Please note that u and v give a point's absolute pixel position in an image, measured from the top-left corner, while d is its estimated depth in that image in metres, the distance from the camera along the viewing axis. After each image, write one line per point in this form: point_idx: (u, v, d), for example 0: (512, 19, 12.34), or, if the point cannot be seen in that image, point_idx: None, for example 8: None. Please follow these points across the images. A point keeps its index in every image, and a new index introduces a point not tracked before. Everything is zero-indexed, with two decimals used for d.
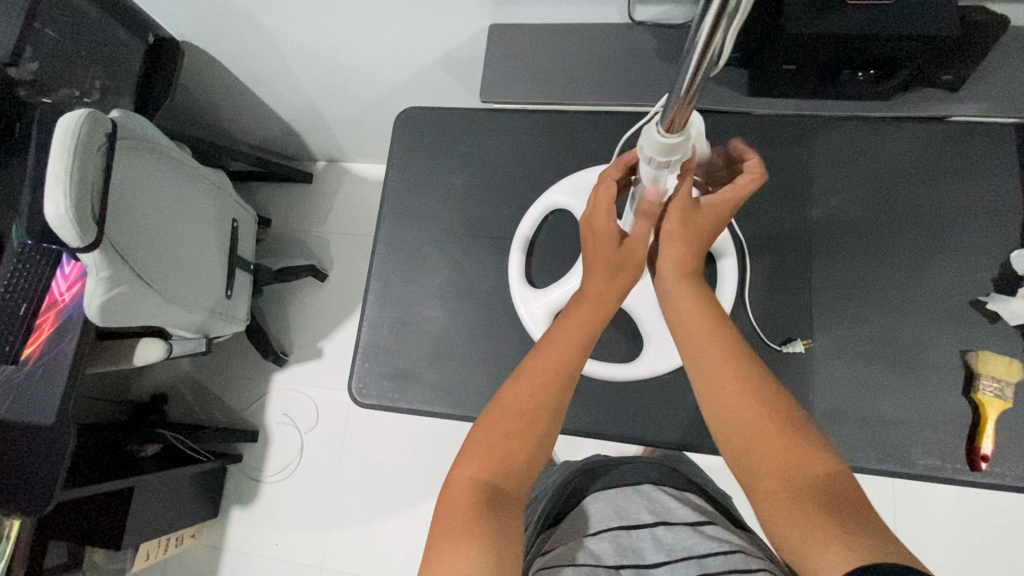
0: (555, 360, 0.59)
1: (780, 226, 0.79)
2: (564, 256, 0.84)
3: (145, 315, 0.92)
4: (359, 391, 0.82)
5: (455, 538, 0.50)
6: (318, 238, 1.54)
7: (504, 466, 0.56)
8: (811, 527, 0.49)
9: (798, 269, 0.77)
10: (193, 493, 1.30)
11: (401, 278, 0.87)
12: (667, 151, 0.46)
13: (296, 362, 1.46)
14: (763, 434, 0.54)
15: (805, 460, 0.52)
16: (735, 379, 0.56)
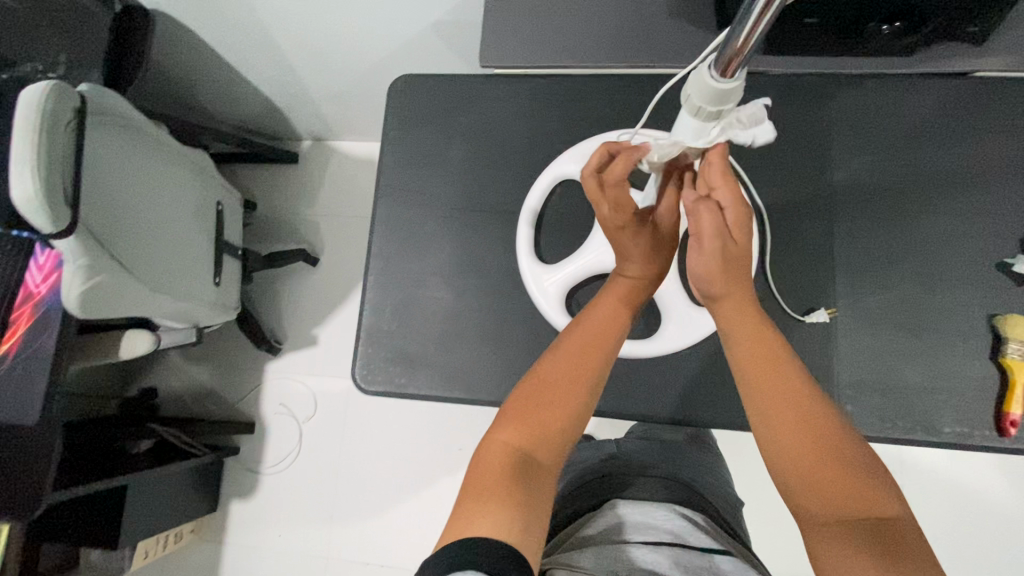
0: (600, 332, 0.59)
1: (800, 192, 0.76)
2: (575, 230, 0.80)
3: (132, 306, 0.87)
4: (364, 377, 0.78)
5: (487, 498, 0.51)
6: (307, 220, 1.48)
7: (539, 435, 0.55)
8: (853, 555, 0.47)
9: (819, 236, 0.74)
10: (190, 489, 1.26)
11: (402, 258, 0.82)
12: (715, 98, 0.41)
13: (291, 350, 1.41)
14: (804, 453, 0.50)
15: (868, 500, 0.48)
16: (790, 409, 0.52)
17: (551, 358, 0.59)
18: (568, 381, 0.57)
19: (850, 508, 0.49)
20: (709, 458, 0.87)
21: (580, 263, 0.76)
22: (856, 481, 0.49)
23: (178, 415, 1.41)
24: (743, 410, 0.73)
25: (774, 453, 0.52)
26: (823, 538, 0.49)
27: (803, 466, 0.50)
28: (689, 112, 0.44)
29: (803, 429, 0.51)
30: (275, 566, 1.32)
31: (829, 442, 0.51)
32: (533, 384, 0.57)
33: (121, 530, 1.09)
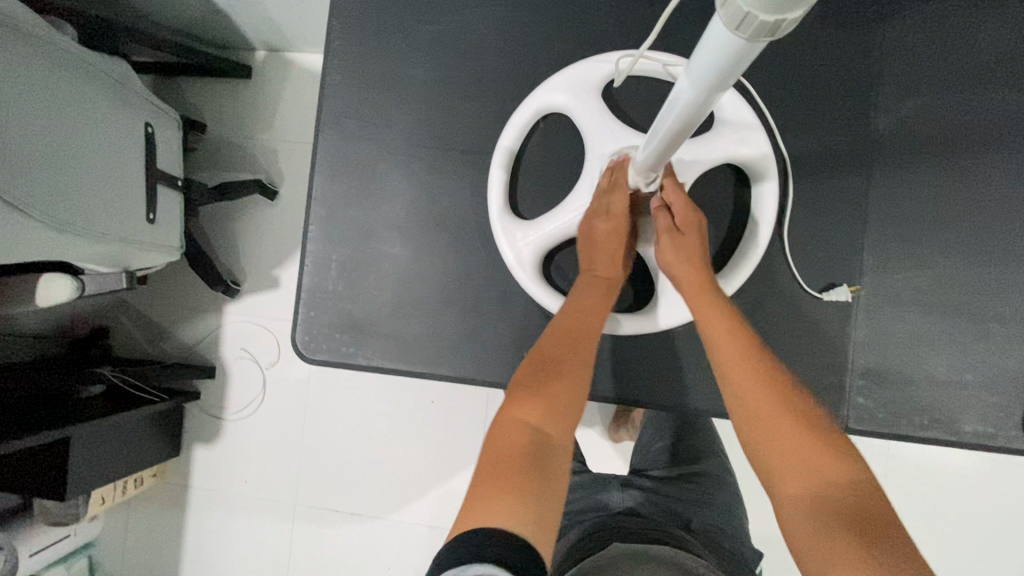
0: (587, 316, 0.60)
1: (838, 143, 0.64)
2: (557, 179, 0.68)
3: (36, 251, 0.75)
4: (307, 345, 0.68)
5: (503, 487, 0.47)
6: (263, 146, 1.30)
7: (551, 414, 0.53)
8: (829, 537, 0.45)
9: (851, 198, 0.64)
10: (151, 436, 1.21)
11: (353, 205, 0.70)
12: (773, 5, 0.25)
13: (250, 292, 1.30)
14: (780, 429, 0.50)
15: (833, 468, 0.48)
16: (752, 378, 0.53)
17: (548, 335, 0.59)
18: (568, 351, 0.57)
19: (816, 477, 0.48)
20: (721, 491, 0.81)
21: (560, 222, 0.65)
22: (834, 465, 0.48)
23: (133, 356, 1.32)
24: None
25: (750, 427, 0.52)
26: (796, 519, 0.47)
27: (780, 447, 0.50)
28: (732, 20, 0.28)
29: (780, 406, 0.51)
30: (242, 510, 1.29)
31: (811, 429, 0.50)
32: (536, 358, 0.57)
33: (69, 483, 1.03)
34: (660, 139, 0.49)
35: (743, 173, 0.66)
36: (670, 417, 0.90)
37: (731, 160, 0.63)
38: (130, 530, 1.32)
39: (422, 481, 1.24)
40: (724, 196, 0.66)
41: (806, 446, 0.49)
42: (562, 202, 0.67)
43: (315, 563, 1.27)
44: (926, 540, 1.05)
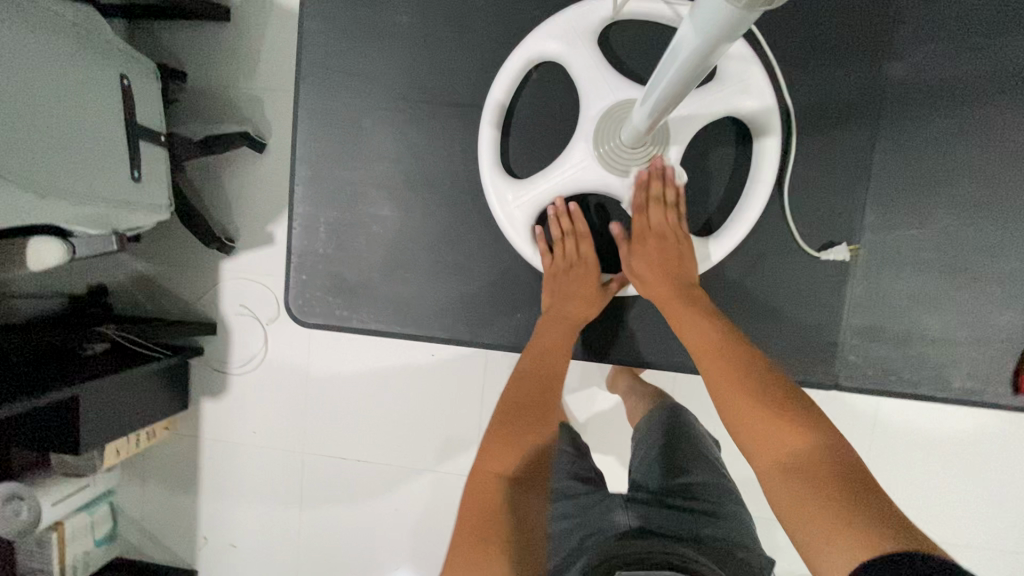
0: (540, 355, 0.71)
1: (850, 96, 0.67)
2: (551, 134, 0.70)
3: (25, 217, 0.76)
4: (303, 309, 0.74)
5: (479, 534, 0.60)
6: (248, 95, 1.24)
7: (520, 463, 0.66)
8: (813, 517, 0.50)
9: (858, 153, 0.67)
10: (159, 391, 1.23)
11: (339, 165, 0.73)
12: None
13: (245, 249, 1.28)
14: (760, 423, 0.57)
15: (797, 439, 0.55)
16: (723, 375, 0.61)
17: (511, 385, 0.71)
18: (531, 394, 0.71)
19: (787, 453, 0.55)
20: (728, 503, 0.70)
21: (555, 179, 0.67)
22: (815, 450, 0.54)
23: (134, 315, 1.33)
24: None
25: (735, 426, 0.59)
26: (787, 509, 0.53)
27: (748, 426, 0.57)
28: None
29: (755, 400, 0.58)
30: (251, 458, 1.35)
31: (780, 405, 0.57)
32: (506, 404, 0.70)
33: (82, 438, 1.07)
34: (661, 91, 0.49)
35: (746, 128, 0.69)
36: (660, 426, 0.81)
37: (735, 113, 0.64)
38: (147, 478, 1.39)
39: (425, 431, 1.28)
40: (725, 151, 0.70)
41: (769, 423, 0.57)
42: (558, 158, 0.68)
43: (324, 506, 1.33)
44: (927, 492, 1.06)
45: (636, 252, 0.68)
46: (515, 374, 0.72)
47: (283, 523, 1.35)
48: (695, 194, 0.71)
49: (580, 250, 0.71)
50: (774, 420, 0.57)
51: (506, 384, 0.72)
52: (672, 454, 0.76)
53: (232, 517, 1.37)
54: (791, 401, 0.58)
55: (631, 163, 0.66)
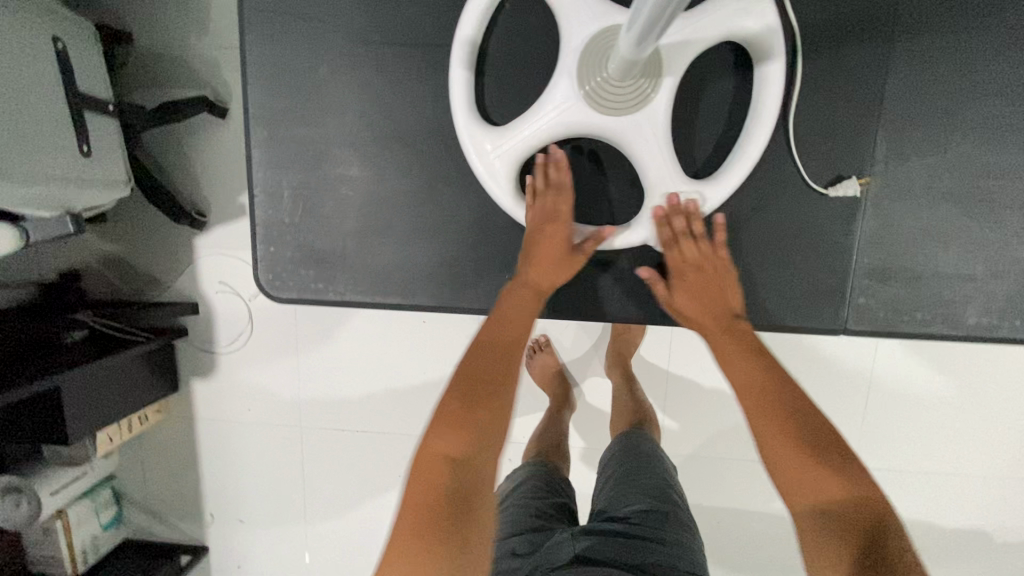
0: (502, 326, 0.68)
1: (861, 15, 0.66)
2: (529, 76, 0.66)
3: None
4: (274, 287, 0.73)
5: (419, 511, 0.60)
6: (201, 55, 1.14)
7: (464, 444, 0.63)
8: (826, 549, 0.60)
9: (868, 78, 0.67)
10: (146, 374, 1.20)
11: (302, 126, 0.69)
12: None
13: (218, 224, 1.21)
14: (795, 462, 0.63)
15: (837, 487, 0.61)
16: (777, 434, 0.65)
17: (470, 355, 0.68)
18: (488, 371, 0.67)
19: (830, 497, 0.61)
20: (681, 533, 0.71)
21: (535, 123, 0.63)
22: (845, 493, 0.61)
23: (110, 298, 1.27)
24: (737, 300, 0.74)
25: (775, 463, 0.65)
26: (812, 542, 0.61)
27: (797, 475, 0.63)
28: None
29: (798, 446, 0.63)
30: (249, 436, 1.33)
31: (820, 457, 0.63)
32: (461, 378, 0.67)
33: (68, 429, 1.04)
34: (645, 23, 0.44)
35: (747, 54, 0.66)
36: (625, 456, 0.83)
37: (735, 36, 0.60)
38: (146, 461, 1.37)
39: (423, 399, 1.26)
40: (722, 83, 0.67)
41: (814, 470, 0.62)
42: (538, 100, 0.64)
43: (327, 477, 1.33)
44: (931, 427, 1.06)
45: (680, 290, 0.71)
46: (476, 344, 0.69)
47: (287, 496, 1.36)
48: (690, 134, 0.69)
49: (557, 203, 0.69)
50: (819, 469, 0.62)
51: (467, 351, 0.69)
52: (630, 477, 0.78)
53: (236, 494, 1.37)
54: (832, 441, 0.64)
55: (624, 103, 0.61)
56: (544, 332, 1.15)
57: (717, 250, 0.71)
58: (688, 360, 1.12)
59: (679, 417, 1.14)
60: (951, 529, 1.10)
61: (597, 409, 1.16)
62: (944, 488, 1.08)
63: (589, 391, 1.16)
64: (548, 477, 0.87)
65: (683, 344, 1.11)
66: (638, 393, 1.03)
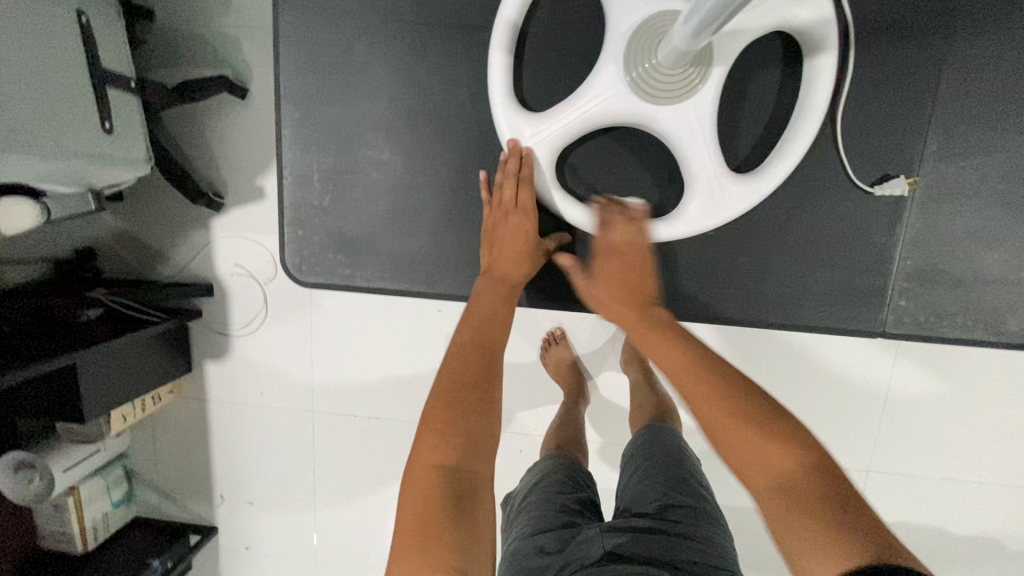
0: (478, 323, 0.70)
1: (915, 18, 0.68)
2: (568, 67, 0.71)
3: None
4: (302, 270, 0.79)
5: (426, 518, 0.57)
6: (223, 34, 1.13)
7: (463, 444, 0.61)
8: (788, 527, 0.51)
9: (924, 80, 0.69)
10: (160, 354, 1.20)
11: (340, 114, 0.75)
12: None
13: (235, 205, 1.21)
14: (742, 437, 0.56)
15: (779, 454, 0.54)
16: (714, 408, 0.58)
17: (449, 355, 0.68)
18: (469, 370, 0.66)
19: (777, 467, 0.54)
20: (707, 527, 0.72)
21: (576, 107, 0.66)
22: (793, 464, 0.53)
23: (125, 278, 1.27)
24: (779, 292, 0.78)
25: (720, 438, 0.57)
26: (778, 527, 0.52)
27: (737, 446, 0.56)
28: None
29: (734, 416, 0.56)
30: (260, 419, 1.33)
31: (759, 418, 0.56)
32: (443, 379, 0.65)
33: (83, 406, 1.04)
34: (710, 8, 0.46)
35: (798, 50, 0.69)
36: (648, 455, 0.84)
37: (786, 24, 0.61)
38: (157, 441, 1.38)
39: None
40: (769, 74, 0.70)
41: (750, 437, 0.55)
42: (581, 86, 0.67)
43: (338, 461, 1.33)
44: (953, 433, 1.04)
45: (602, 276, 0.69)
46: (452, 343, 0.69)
47: (298, 479, 1.36)
48: (734, 128, 0.71)
49: (517, 200, 0.71)
50: (754, 433, 0.55)
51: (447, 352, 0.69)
52: (654, 475, 0.80)
53: (246, 476, 1.37)
54: (769, 408, 0.57)
55: (672, 89, 0.63)
56: (561, 324, 1.14)
57: (641, 234, 0.69)
58: None
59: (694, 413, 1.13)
60: (967, 536, 1.09)
61: (611, 402, 1.15)
62: (961, 493, 1.07)
63: (604, 385, 1.15)
64: (572, 472, 0.87)
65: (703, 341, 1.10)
66: (657, 386, 1.03)
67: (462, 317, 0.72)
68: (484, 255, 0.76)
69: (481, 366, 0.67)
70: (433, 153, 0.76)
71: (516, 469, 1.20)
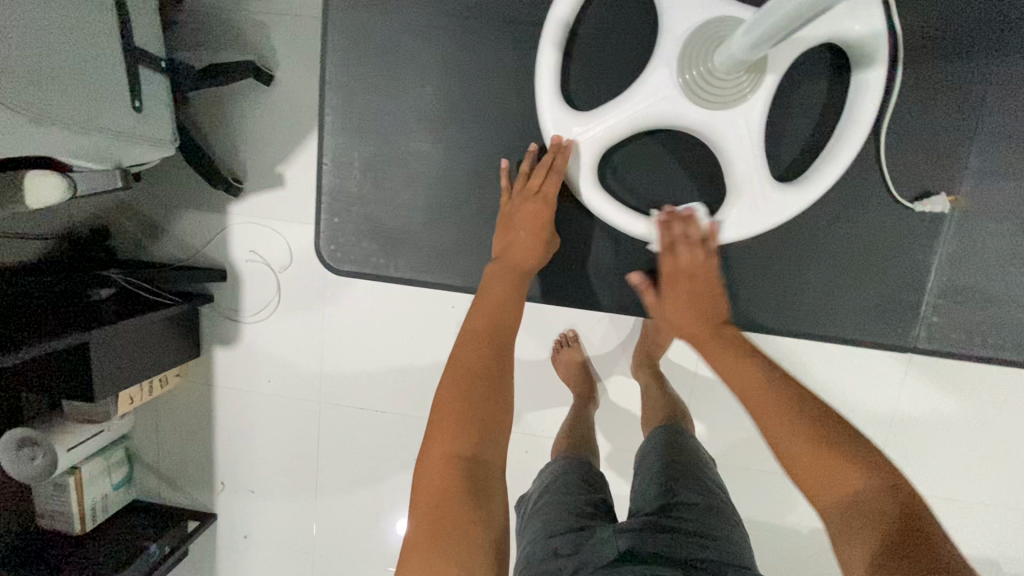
0: (491, 316, 0.69)
1: (956, 41, 0.71)
2: (615, 72, 0.74)
3: (22, 147, 0.69)
4: (335, 257, 0.83)
5: (441, 508, 0.56)
6: (251, 20, 1.13)
7: (476, 438, 0.61)
8: (861, 545, 0.53)
9: (969, 100, 0.72)
10: (170, 338, 1.19)
11: (386, 106, 0.79)
12: None
13: (254, 192, 1.20)
14: (817, 463, 0.56)
15: (854, 477, 0.55)
16: (785, 424, 0.58)
17: (460, 345, 0.67)
18: (484, 361, 0.65)
19: (854, 493, 0.55)
20: (721, 526, 0.72)
21: (625, 109, 0.68)
22: (866, 483, 0.55)
23: (139, 260, 1.27)
24: (812, 300, 0.79)
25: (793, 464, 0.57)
26: (851, 548, 0.53)
27: (809, 465, 0.56)
28: None
29: (812, 441, 0.57)
30: (267, 407, 1.33)
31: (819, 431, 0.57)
32: (457, 366, 0.65)
33: (93, 386, 1.03)
34: (774, 24, 0.49)
35: (846, 60, 0.70)
36: (661, 460, 0.83)
37: (841, 36, 0.62)
38: (161, 425, 1.37)
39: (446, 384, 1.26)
40: (816, 87, 0.72)
41: (824, 459, 0.56)
42: (630, 87, 0.68)
43: (341, 453, 1.33)
44: (964, 454, 1.05)
45: (669, 303, 0.70)
46: (462, 333, 0.68)
47: (301, 469, 1.35)
48: (782, 136, 0.73)
49: (540, 189, 0.73)
50: (827, 454, 0.56)
51: (456, 343, 0.68)
52: (665, 475, 0.79)
53: (249, 464, 1.37)
54: (848, 430, 0.58)
55: (722, 96, 0.65)
56: (573, 327, 1.14)
57: (711, 259, 0.69)
58: None
59: (703, 421, 1.14)
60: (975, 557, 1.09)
61: (620, 407, 1.15)
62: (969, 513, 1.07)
63: (614, 389, 1.15)
64: (585, 473, 0.87)
65: None
66: (668, 389, 1.03)
67: (472, 308, 0.71)
68: (499, 243, 0.75)
69: (493, 356, 0.66)
70: (465, 151, 0.79)
71: (522, 470, 1.20)
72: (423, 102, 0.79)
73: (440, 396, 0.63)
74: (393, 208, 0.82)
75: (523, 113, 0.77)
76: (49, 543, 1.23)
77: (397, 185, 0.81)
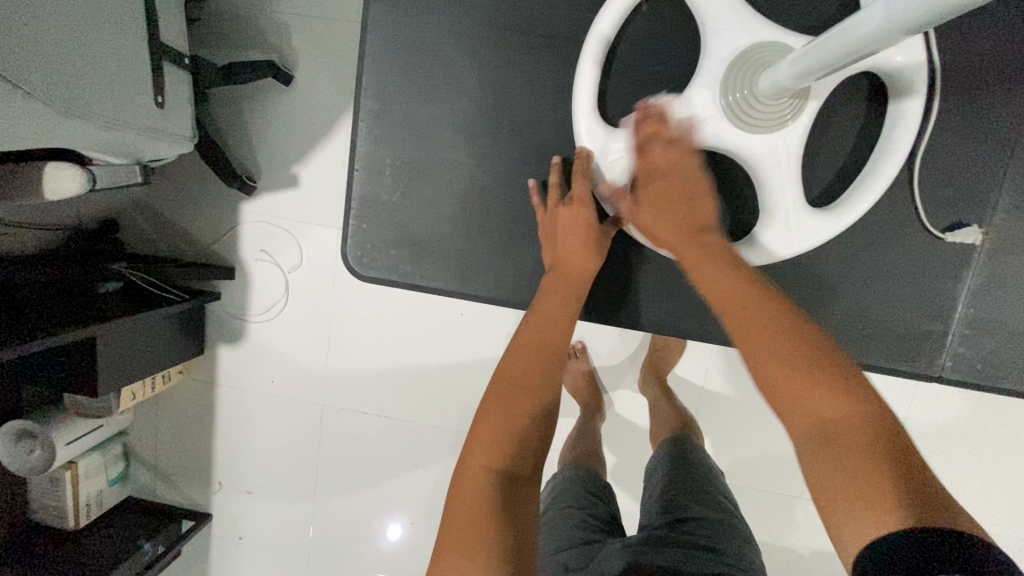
0: (540, 331, 0.68)
1: (984, 78, 0.73)
2: (652, 90, 0.75)
3: (52, 139, 0.69)
4: (362, 263, 0.83)
5: (476, 525, 0.55)
6: (274, 21, 1.13)
7: (515, 455, 0.60)
8: (831, 470, 0.47)
9: (996, 135, 0.74)
10: (176, 334, 1.18)
11: (420, 114, 0.79)
12: None
13: (269, 191, 1.20)
14: (791, 380, 0.50)
15: (825, 394, 0.49)
16: (764, 336, 0.53)
17: (506, 359, 0.66)
18: (529, 375, 0.64)
19: (825, 417, 0.48)
20: (733, 539, 0.71)
21: None
22: (848, 409, 0.48)
23: (148, 254, 1.26)
24: (835, 324, 0.81)
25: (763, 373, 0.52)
26: (819, 474, 0.48)
27: (780, 379, 0.51)
28: None
29: (786, 359, 0.51)
30: (271, 408, 1.31)
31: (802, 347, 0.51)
32: (499, 381, 0.64)
33: (98, 381, 1.02)
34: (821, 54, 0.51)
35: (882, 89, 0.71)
36: (670, 472, 0.83)
37: (882, 68, 0.64)
38: (161, 420, 1.35)
39: (452, 392, 1.25)
40: (853, 116, 0.73)
41: (799, 371, 0.50)
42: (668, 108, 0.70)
43: (343, 457, 1.32)
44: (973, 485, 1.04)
45: (643, 205, 0.66)
46: (510, 348, 0.67)
47: (301, 473, 1.34)
48: (815, 162, 0.74)
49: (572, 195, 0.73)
50: (802, 365, 0.50)
51: (501, 359, 0.67)
52: (671, 489, 0.79)
53: (248, 465, 1.35)
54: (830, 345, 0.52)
55: (769, 117, 0.66)
56: (583, 339, 1.13)
57: (688, 156, 0.66)
58: (729, 384, 1.11)
59: (713, 440, 1.14)
60: None
61: (627, 422, 1.15)
62: None
63: (622, 404, 1.14)
64: (594, 485, 0.87)
65: (729, 368, 1.11)
66: (678, 405, 1.01)
67: (523, 323, 0.70)
68: (550, 255, 0.74)
69: (540, 371, 0.64)
70: (498, 162, 0.79)
71: None
72: (451, 110, 0.79)
73: (480, 414, 0.62)
74: (416, 215, 0.81)
75: (551, 127, 0.77)
76: (41, 540, 1.20)
77: (420, 192, 0.81)
